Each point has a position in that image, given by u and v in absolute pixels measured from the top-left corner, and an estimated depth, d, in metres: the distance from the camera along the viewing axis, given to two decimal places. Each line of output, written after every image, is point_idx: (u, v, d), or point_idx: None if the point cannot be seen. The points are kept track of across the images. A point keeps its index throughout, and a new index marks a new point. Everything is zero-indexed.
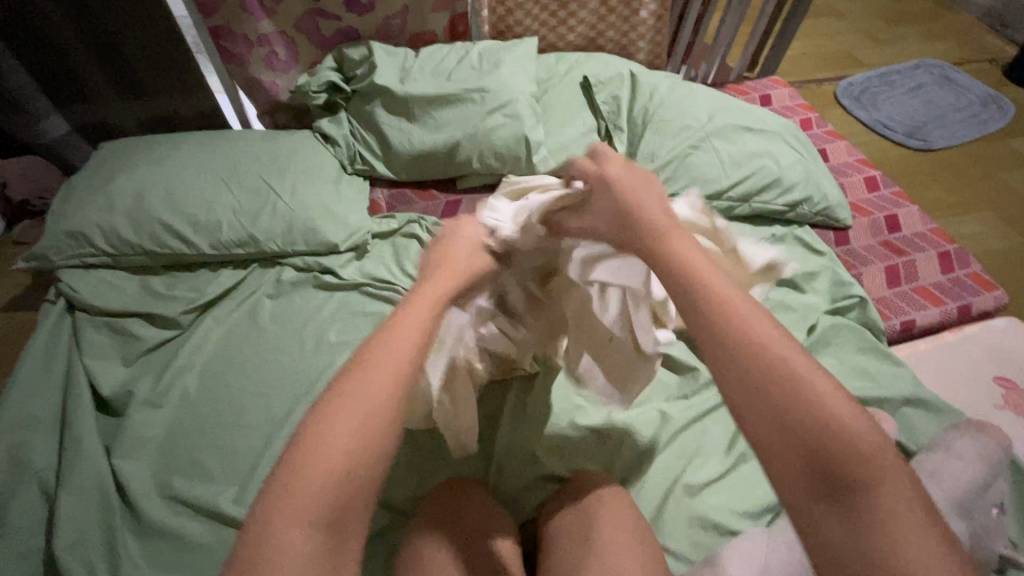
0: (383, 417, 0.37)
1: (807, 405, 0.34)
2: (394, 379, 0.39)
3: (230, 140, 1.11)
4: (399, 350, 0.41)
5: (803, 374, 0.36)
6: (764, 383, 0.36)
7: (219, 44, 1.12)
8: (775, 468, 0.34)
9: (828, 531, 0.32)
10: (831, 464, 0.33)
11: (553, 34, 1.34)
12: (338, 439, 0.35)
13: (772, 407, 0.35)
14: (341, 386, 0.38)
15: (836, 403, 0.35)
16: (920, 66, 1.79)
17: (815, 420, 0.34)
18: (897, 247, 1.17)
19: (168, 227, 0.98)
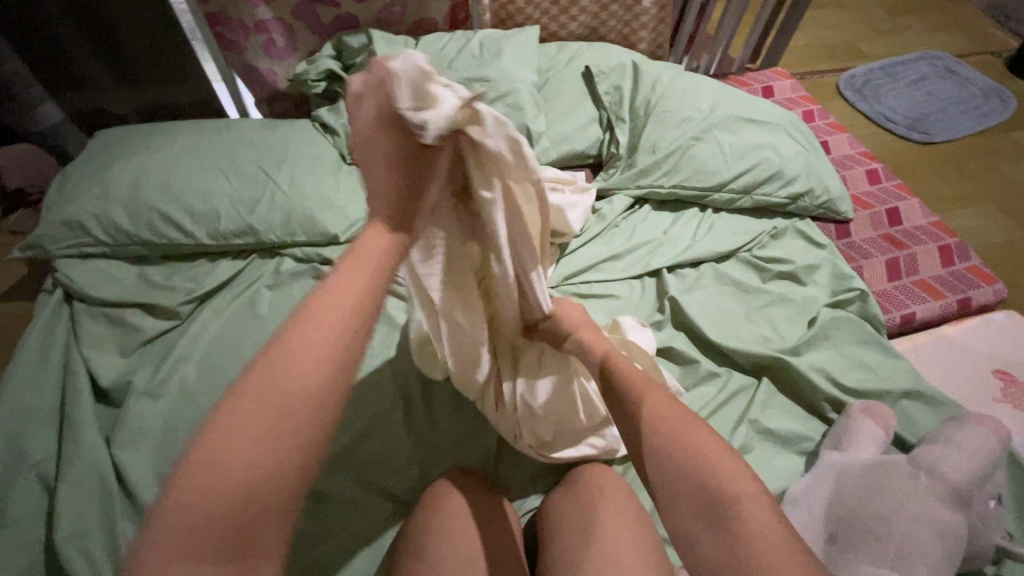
0: (292, 417, 0.36)
1: (689, 452, 0.46)
2: (307, 373, 0.37)
3: (228, 128, 1.10)
4: (312, 342, 0.39)
5: (689, 431, 0.47)
6: (667, 434, 0.48)
7: (216, 31, 1.11)
8: (668, 500, 0.46)
9: (704, 547, 0.42)
10: (710, 497, 0.43)
11: (555, 23, 1.32)
12: (247, 437, 0.35)
13: (668, 455, 0.47)
14: (245, 384, 0.37)
15: (714, 452, 0.45)
16: (923, 58, 1.78)
17: (693, 463, 0.45)
18: (899, 240, 1.17)
19: (165, 216, 0.97)
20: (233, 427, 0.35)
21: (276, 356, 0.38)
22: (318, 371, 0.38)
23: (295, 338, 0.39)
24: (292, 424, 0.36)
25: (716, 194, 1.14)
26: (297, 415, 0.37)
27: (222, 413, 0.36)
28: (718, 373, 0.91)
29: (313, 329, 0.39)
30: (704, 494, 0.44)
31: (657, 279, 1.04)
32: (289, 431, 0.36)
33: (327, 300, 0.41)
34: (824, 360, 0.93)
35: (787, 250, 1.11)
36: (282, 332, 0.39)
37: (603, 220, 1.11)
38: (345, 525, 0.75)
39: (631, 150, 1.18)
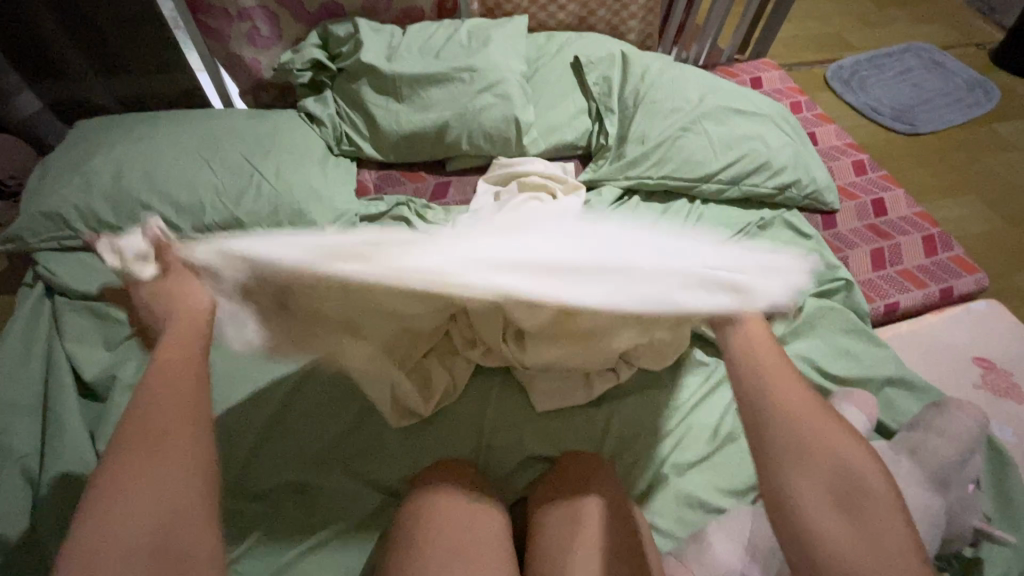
0: (182, 452, 0.47)
1: (833, 453, 0.49)
2: (169, 422, 0.48)
3: (212, 119, 1.08)
4: (163, 398, 0.50)
5: (829, 437, 0.50)
6: (805, 436, 0.50)
7: (198, 18, 1.08)
8: (792, 480, 0.48)
9: (830, 528, 0.45)
10: (843, 478, 0.47)
11: (544, 12, 1.31)
12: (136, 486, 0.43)
13: (803, 441, 0.49)
14: (131, 447, 0.46)
15: (852, 454, 0.49)
16: (909, 50, 1.80)
17: (833, 454, 0.48)
18: (883, 230, 1.18)
19: (148, 208, 0.95)
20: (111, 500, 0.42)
21: (132, 444, 0.46)
22: (167, 419, 0.49)
23: (146, 427, 0.47)
24: (175, 466, 0.46)
25: (705, 184, 1.15)
26: (166, 470, 0.45)
27: (102, 486, 0.43)
28: (706, 363, 0.91)
29: (155, 397, 0.50)
30: (845, 483, 0.47)
31: None
32: (174, 464, 0.46)
33: (168, 369, 0.54)
34: (810, 348, 0.94)
35: (774, 240, 1.11)
36: (130, 410, 0.49)
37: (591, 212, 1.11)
38: (333, 517, 0.75)
39: (620, 142, 1.18)
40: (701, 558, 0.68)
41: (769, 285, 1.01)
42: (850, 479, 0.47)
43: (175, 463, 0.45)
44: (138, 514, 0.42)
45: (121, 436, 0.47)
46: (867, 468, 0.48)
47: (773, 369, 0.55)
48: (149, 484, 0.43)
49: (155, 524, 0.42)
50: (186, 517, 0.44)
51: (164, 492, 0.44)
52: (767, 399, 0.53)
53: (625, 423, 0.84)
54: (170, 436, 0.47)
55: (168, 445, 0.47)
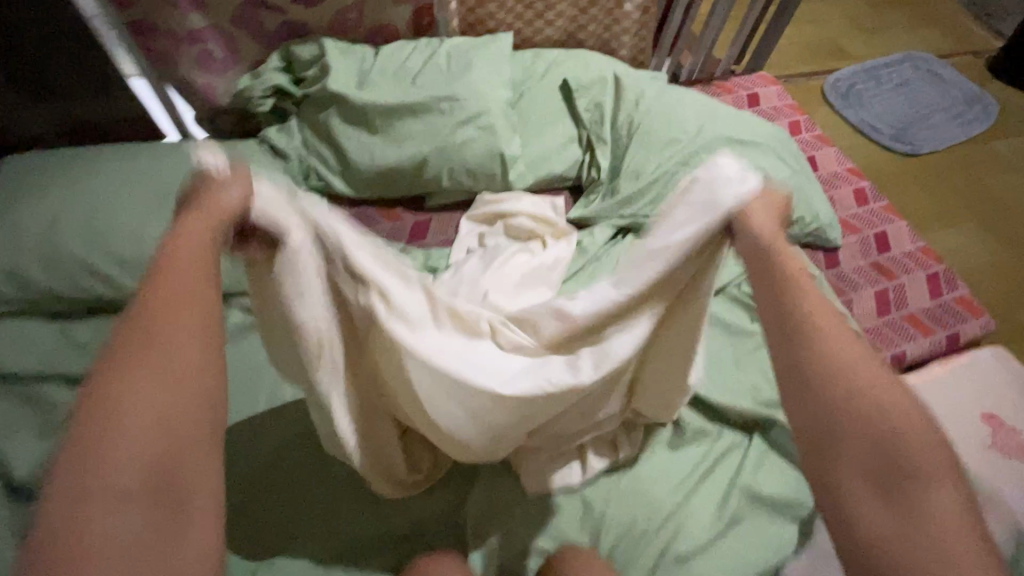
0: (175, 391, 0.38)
1: (881, 410, 0.41)
2: (184, 363, 0.40)
3: (160, 155, 0.96)
4: (167, 312, 0.41)
5: (882, 396, 0.42)
6: (839, 386, 0.42)
7: (142, 43, 0.96)
8: (835, 459, 0.41)
9: (867, 516, 0.39)
10: (885, 445, 0.40)
11: (530, 28, 1.21)
12: (124, 416, 0.36)
13: (849, 406, 0.42)
14: (115, 371, 0.38)
15: (908, 423, 0.41)
16: (906, 60, 1.73)
17: (879, 421, 0.40)
18: (888, 269, 1.13)
19: (87, 268, 0.84)
20: (107, 401, 0.36)
21: (132, 341, 0.39)
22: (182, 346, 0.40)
23: (135, 344, 0.39)
24: (166, 396, 0.38)
25: None
26: (148, 397, 0.37)
27: (85, 413, 0.36)
28: (706, 431, 0.86)
29: (164, 310, 0.41)
30: (885, 459, 0.39)
31: None
32: (171, 401, 0.38)
33: (177, 263, 0.44)
34: None
35: None
36: (134, 311, 0.41)
37: (583, 256, 1.03)
38: None
39: (612, 176, 1.11)
40: None
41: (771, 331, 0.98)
42: (896, 450, 0.40)
43: (183, 395, 0.38)
44: (134, 444, 0.35)
45: (115, 349, 0.39)
46: (926, 450, 0.40)
47: (814, 306, 0.46)
48: (153, 404, 0.37)
49: (153, 457, 0.35)
50: (181, 460, 0.37)
51: (162, 420, 0.37)
52: (812, 342, 0.45)
53: (625, 508, 0.78)
54: (168, 345, 0.40)
55: (160, 367, 0.38)
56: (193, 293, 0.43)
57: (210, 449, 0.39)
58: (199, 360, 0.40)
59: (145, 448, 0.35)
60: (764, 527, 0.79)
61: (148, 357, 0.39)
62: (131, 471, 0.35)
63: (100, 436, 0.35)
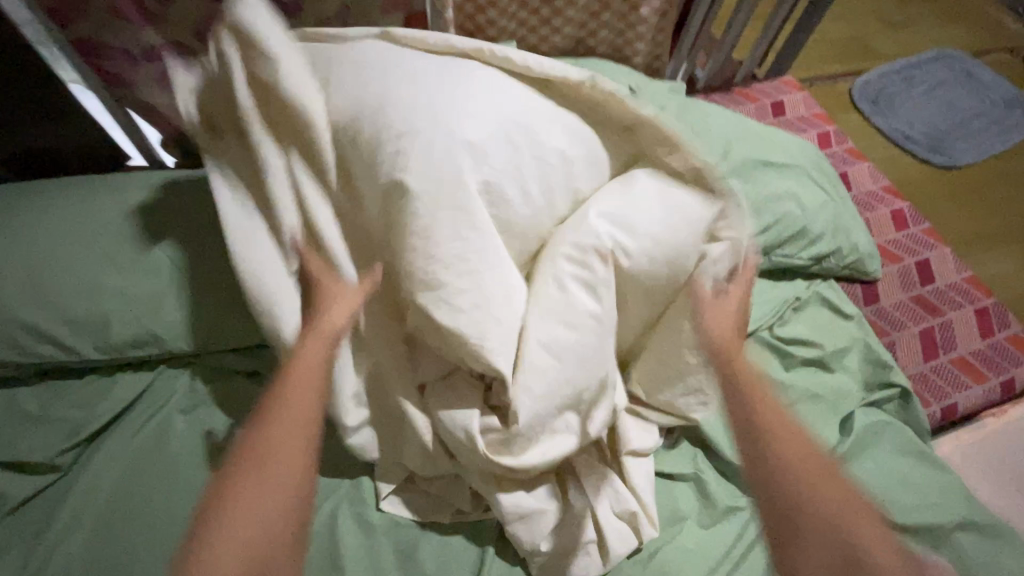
0: (288, 473, 0.50)
1: (827, 509, 0.51)
2: (283, 441, 0.51)
3: (118, 192, 0.84)
4: (297, 400, 0.53)
5: (809, 461, 0.54)
6: (802, 488, 0.53)
7: (93, 63, 0.85)
8: (791, 543, 0.52)
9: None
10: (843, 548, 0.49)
11: (534, 35, 1.08)
12: (233, 530, 0.46)
13: (813, 514, 0.51)
14: (243, 465, 0.49)
15: (857, 520, 0.51)
16: (938, 59, 1.60)
17: (823, 518, 0.51)
18: (932, 304, 1.02)
19: (32, 330, 0.73)
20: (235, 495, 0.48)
21: (264, 430, 0.51)
22: (288, 456, 0.50)
23: (263, 456, 0.50)
24: (277, 489, 0.49)
25: None
26: (269, 494, 0.48)
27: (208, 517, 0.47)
28: (739, 506, 0.77)
29: (273, 414, 0.52)
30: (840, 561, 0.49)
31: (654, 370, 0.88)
32: (269, 489, 0.48)
33: (300, 366, 0.56)
34: (863, 480, 0.79)
35: (811, 326, 0.95)
36: (264, 416, 0.52)
37: None
38: None
39: None
40: None
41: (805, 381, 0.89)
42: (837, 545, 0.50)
43: (269, 484, 0.49)
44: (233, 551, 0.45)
45: (264, 412, 0.53)
46: (867, 531, 0.50)
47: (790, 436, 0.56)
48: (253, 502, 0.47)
49: (251, 553, 0.45)
50: (272, 558, 0.46)
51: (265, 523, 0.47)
52: (756, 421, 0.57)
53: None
54: (278, 445, 0.50)
55: (275, 455, 0.50)
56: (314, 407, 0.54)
57: (285, 548, 0.48)
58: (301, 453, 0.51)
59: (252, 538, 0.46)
60: None
61: (270, 451, 0.50)
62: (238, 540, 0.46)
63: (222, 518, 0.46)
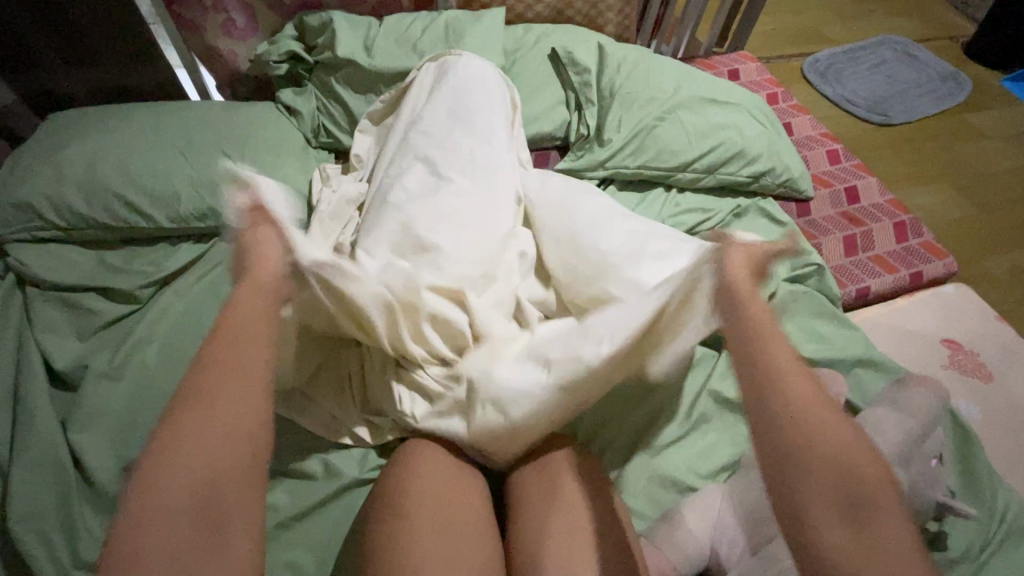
0: (239, 387, 0.48)
1: (805, 423, 0.47)
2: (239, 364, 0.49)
3: (188, 110, 1.07)
4: (249, 327, 0.53)
5: (803, 396, 0.49)
6: (782, 396, 0.49)
7: (174, 11, 1.09)
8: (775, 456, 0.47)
9: (830, 531, 0.43)
10: (819, 454, 0.46)
11: (521, 4, 1.31)
12: (180, 445, 0.43)
13: (788, 407, 0.48)
14: (199, 378, 0.48)
15: (835, 437, 0.47)
16: (884, 43, 1.82)
17: (803, 428, 0.47)
18: (856, 217, 1.20)
19: (121, 198, 0.94)
20: (199, 392, 0.47)
21: (213, 340, 0.51)
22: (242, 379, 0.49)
23: (216, 352, 0.50)
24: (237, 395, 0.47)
25: (681, 173, 1.16)
26: (217, 405, 0.46)
27: (160, 433, 0.44)
28: None
29: (231, 336, 0.51)
30: (851, 497, 0.44)
31: None
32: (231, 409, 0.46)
33: (243, 314, 0.54)
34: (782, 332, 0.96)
35: (747, 228, 1.14)
36: (212, 345, 0.51)
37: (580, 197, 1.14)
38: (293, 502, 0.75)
39: (599, 132, 1.18)
40: (671, 537, 0.72)
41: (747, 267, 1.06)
42: (834, 477, 0.45)
43: (225, 409, 0.46)
44: (201, 431, 0.44)
45: (212, 334, 0.52)
46: (880, 487, 0.44)
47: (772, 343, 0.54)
48: (202, 414, 0.45)
49: (203, 465, 0.43)
50: (233, 471, 0.44)
51: (234, 401, 0.47)
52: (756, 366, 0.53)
53: (602, 416, 0.86)
54: (225, 374, 0.48)
55: (226, 368, 0.49)
56: (256, 313, 0.54)
57: (250, 475, 0.45)
58: (255, 360, 0.51)
59: (205, 437, 0.44)
60: (728, 423, 0.87)
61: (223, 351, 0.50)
62: (199, 447, 0.44)
63: (164, 443, 0.44)
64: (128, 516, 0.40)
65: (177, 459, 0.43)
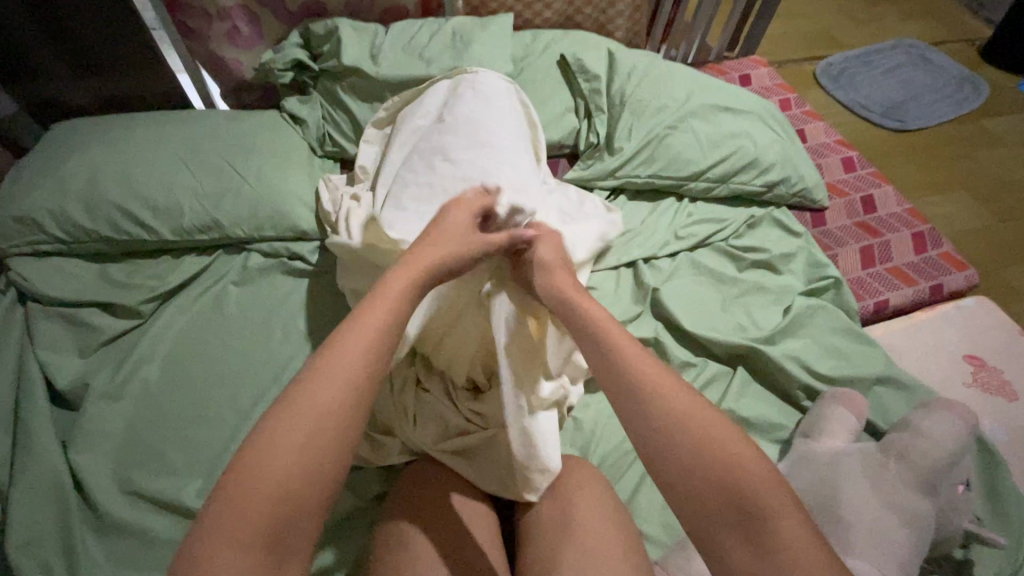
0: (334, 410, 0.45)
1: (687, 439, 0.47)
2: (339, 385, 0.46)
3: (192, 120, 1.06)
4: (356, 343, 0.48)
5: (682, 409, 0.49)
6: (660, 414, 0.49)
7: (177, 19, 1.08)
8: (669, 476, 0.47)
9: (736, 553, 0.42)
10: (708, 474, 0.45)
11: (529, 10, 1.29)
12: (265, 466, 0.41)
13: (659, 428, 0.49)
14: (294, 391, 0.45)
15: (724, 447, 0.46)
16: (898, 46, 1.78)
17: (682, 443, 0.47)
18: (873, 227, 1.17)
19: (123, 210, 0.92)
20: (298, 409, 0.44)
21: (324, 356, 0.47)
22: (337, 404, 0.45)
23: (319, 369, 0.46)
24: (327, 419, 0.44)
25: (694, 183, 1.13)
26: (304, 428, 0.43)
27: (248, 446, 0.42)
28: (694, 363, 0.92)
29: (338, 350, 0.48)
30: (739, 506, 0.43)
31: (632, 270, 1.04)
32: (323, 436, 0.43)
33: (359, 329, 0.50)
34: (798, 348, 0.93)
35: (762, 239, 1.11)
36: (320, 356, 0.47)
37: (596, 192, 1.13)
38: None
39: (608, 141, 1.16)
40: (687, 568, 0.69)
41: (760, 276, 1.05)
42: (725, 490, 0.44)
43: (313, 434, 0.43)
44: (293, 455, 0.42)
45: (332, 338, 0.49)
46: (774, 490, 0.43)
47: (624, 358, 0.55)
48: (295, 430, 0.43)
49: (282, 496, 0.41)
50: (309, 500, 0.42)
51: (324, 434, 0.44)
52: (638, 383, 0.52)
53: (614, 436, 0.83)
54: (321, 395, 0.45)
55: (321, 387, 0.45)
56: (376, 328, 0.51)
57: (320, 511, 0.43)
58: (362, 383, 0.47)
59: (291, 469, 0.42)
60: None
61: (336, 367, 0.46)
62: (282, 472, 0.41)
63: (249, 464, 0.41)
64: (206, 530, 0.39)
65: (258, 480, 0.41)
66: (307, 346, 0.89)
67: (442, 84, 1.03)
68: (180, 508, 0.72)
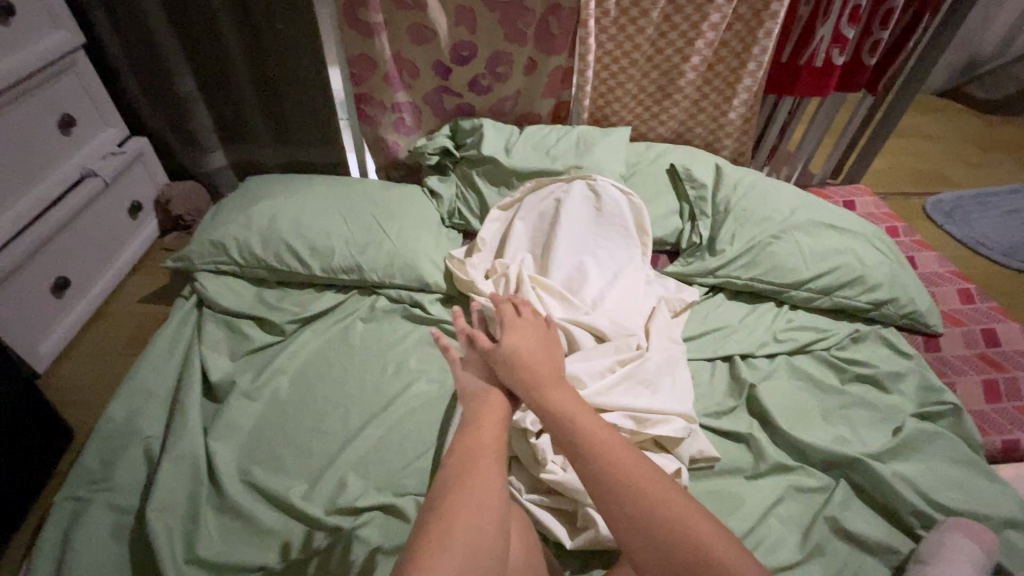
0: (490, 472, 0.57)
1: (616, 464, 0.56)
2: (488, 453, 0.59)
3: (351, 184, 1.26)
4: (489, 430, 0.63)
5: (608, 445, 0.59)
6: (591, 444, 0.59)
7: (359, 108, 1.33)
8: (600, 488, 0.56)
9: None
10: (693, 563, 0.49)
11: (645, 125, 1.46)
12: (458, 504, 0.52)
13: (620, 493, 0.54)
14: (458, 458, 0.58)
15: (642, 471, 0.56)
16: (1019, 190, 1.75)
17: (614, 464, 0.56)
18: (997, 362, 1.10)
19: (290, 247, 1.11)
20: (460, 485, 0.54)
21: (472, 438, 0.61)
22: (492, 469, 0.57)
23: (473, 439, 0.61)
24: (488, 480, 0.56)
25: (795, 291, 1.15)
26: (478, 481, 0.55)
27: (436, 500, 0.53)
28: (791, 466, 0.89)
29: (479, 432, 0.62)
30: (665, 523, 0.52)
31: (728, 366, 1.05)
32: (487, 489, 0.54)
33: (491, 419, 0.65)
34: (911, 471, 0.87)
35: (867, 354, 1.09)
36: (466, 435, 0.62)
37: (708, 269, 1.18)
38: (383, 539, 0.75)
39: (711, 242, 1.23)
40: None
41: (866, 390, 1.02)
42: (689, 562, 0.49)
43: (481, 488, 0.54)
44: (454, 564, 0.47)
45: (472, 427, 0.63)
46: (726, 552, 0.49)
47: (579, 419, 0.62)
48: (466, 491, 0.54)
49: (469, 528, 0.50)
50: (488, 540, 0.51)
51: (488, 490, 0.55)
52: (572, 421, 0.62)
53: None
54: (480, 459, 0.58)
55: (481, 455, 0.58)
56: (491, 445, 0.60)
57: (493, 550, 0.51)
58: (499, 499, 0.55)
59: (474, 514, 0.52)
60: (849, 560, 0.79)
61: (467, 491, 0.54)
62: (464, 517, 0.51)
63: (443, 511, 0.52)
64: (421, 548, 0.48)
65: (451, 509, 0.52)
66: (415, 383, 0.97)
67: (579, 186, 1.21)
68: (288, 504, 0.79)
